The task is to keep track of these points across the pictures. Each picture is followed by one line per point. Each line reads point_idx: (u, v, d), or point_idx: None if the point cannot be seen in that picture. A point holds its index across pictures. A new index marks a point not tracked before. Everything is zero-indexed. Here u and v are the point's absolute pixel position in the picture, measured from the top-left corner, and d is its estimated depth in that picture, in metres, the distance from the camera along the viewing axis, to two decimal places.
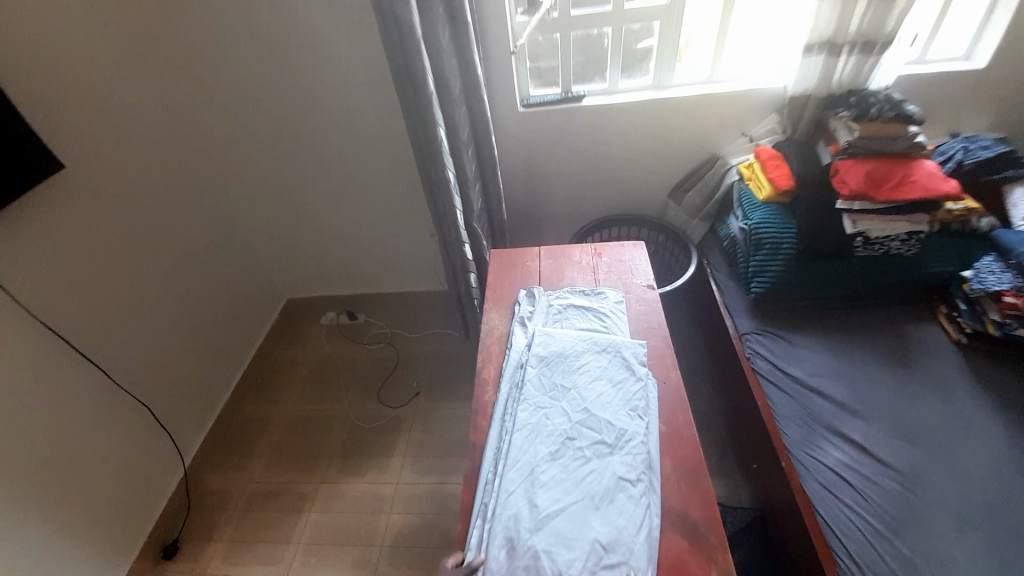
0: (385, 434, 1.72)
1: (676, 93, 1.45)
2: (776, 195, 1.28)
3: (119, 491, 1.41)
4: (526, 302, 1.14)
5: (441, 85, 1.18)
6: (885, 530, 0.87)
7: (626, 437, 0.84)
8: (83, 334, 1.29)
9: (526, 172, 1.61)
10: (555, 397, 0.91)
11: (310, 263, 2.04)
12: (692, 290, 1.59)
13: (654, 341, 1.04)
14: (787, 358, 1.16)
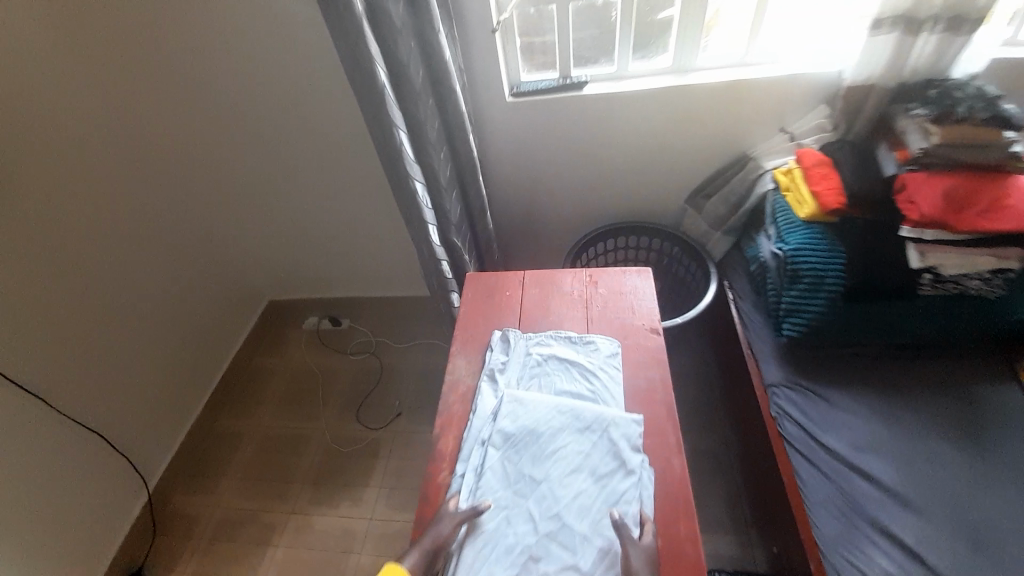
0: (363, 458, 1.58)
1: (699, 79, 1.19)
2: (821, 215, 1.02)
3: (73, 523, 1.31)
4: (499, 349, 0.94)
5: (400, 75, 0.96)
6: None
7: (603, 562, 0.66)
8: (16, 362, 1.16)
9: (519, 172, 1.38)
10: (519, 494, 0.74)
11: (288, 264, 1.87)
12: (709, 313, 1.36)
13: (655, 410, 0.83)
14: (824, 423, 0.94)
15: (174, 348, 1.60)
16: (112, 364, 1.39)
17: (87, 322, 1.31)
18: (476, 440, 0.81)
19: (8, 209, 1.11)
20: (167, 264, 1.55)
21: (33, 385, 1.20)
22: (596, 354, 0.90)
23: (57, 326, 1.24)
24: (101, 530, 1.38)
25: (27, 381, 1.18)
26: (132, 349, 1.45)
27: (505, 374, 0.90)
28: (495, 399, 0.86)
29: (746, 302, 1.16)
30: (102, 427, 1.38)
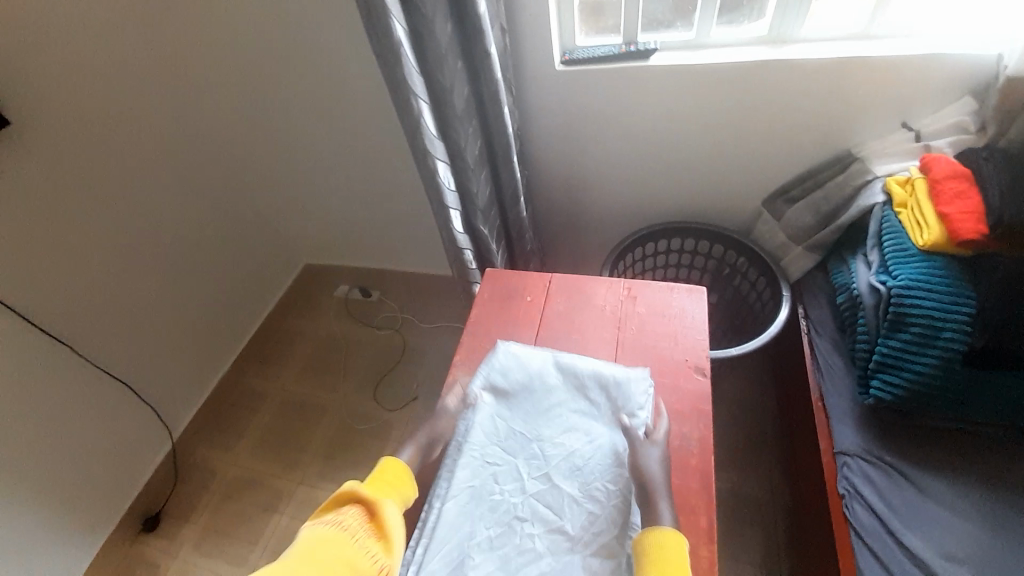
0: (374, 440, 1.53)
1: (802, 53, 0.94)
2: (949, 245, 0.78)
3: (96, 464, 1.36)
4: (506, 361, 0.80)
5: (424, 32, 0.81)
6: None
7: None
8: (43, 309, 1.17)
9: (564, 154, 1.20)
10: (492, 552, 0.61)
11: (322, 230, 1.82)
12: (774, 340, 1.14)
13: (686, 477, 0.67)
14: (909, 518, 0.72)
15: (204, 305, 1.60)
16: (141, 317, 1.41)
17: (116, 274, 1.32)
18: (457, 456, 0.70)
19: (37, 156, 1.10)
20: (200, 221, 1.53)
21: (59, 333, 1.21)
22: (622, 392, 0.73)
23: (85, 277, 1.24)
24: (123, 473, 1.43)
25: (55, 328, 1.20)
26: (161, 304, 1.46)
27: (509, 395, 0.76)
28: (490, 417, 0.73)
29: (823, 341, 0.94)
30: (129, 377, 1.41)
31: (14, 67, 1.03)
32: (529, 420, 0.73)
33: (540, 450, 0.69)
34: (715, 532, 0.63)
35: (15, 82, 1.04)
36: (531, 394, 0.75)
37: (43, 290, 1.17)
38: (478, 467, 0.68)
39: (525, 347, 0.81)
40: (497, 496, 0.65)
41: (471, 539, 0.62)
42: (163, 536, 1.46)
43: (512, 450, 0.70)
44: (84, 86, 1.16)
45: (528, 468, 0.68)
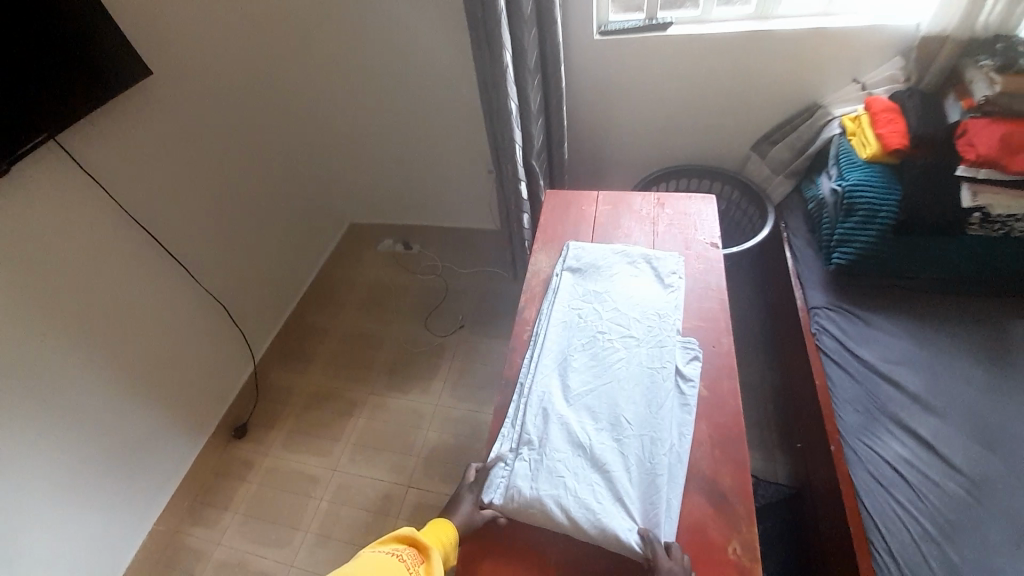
0: (430, 358, 1.81)
1: (781, 26, 1.27)
2: (883, 155, 1.12)
3: (201, 375, 1.61)
4: (573, 250, 1.10)
5: (513, 3, 1.11)
6: (936, 532, 0.81)
7: (652, 401, 0.83)
8: (165, 231, 1.43)
9: (594, 109, 1.51)
10: (585, 352, 0.92)
11: (371, 189, 2.08)
12: (762, 253, 1.47)
13: (710, 302, 0.98)
14: (861, 339, 1.05)
15: (274, 248, 1.86)
16: (231, 250, 1.67)
17: (212, 210, 1.58)
18: (552, 306, 1.00)
19: (162, 103, 1.36)
20: (272, 172, 1.79)
21: (176, 254, 1.47)
22: (662, 260, 1.03)
23: (192, 208, 1.50)
24: (218, 387, 1.67)
25: (172, 249, 1.46)
26: (245, 242, 1.72)
27: (578, 271, 1.05)
28: (568, 284, 1.03)
29: (799, 239, 1.27)
30: (224, 301, 1.66)
31: (150, 28, 1.29)
32: (597, 281, 1.03)
33: (609, 297, 0.99)
34: (728, 328, 0.94)
35: (152, 40, 1.30)
36: (595, 268, 1.05)
37: (165, 216, 1.42)
38: (568, 312, 0.99)
39: (589, 244, 1.11)
40: (582, 324, 0.96)
41: (571, 350, 0.92)
42: (252, 440, 1.70)
43: (589, 299, 1.00)
44: (194, 48, 1.42)
45: (601, 308, 0.98)
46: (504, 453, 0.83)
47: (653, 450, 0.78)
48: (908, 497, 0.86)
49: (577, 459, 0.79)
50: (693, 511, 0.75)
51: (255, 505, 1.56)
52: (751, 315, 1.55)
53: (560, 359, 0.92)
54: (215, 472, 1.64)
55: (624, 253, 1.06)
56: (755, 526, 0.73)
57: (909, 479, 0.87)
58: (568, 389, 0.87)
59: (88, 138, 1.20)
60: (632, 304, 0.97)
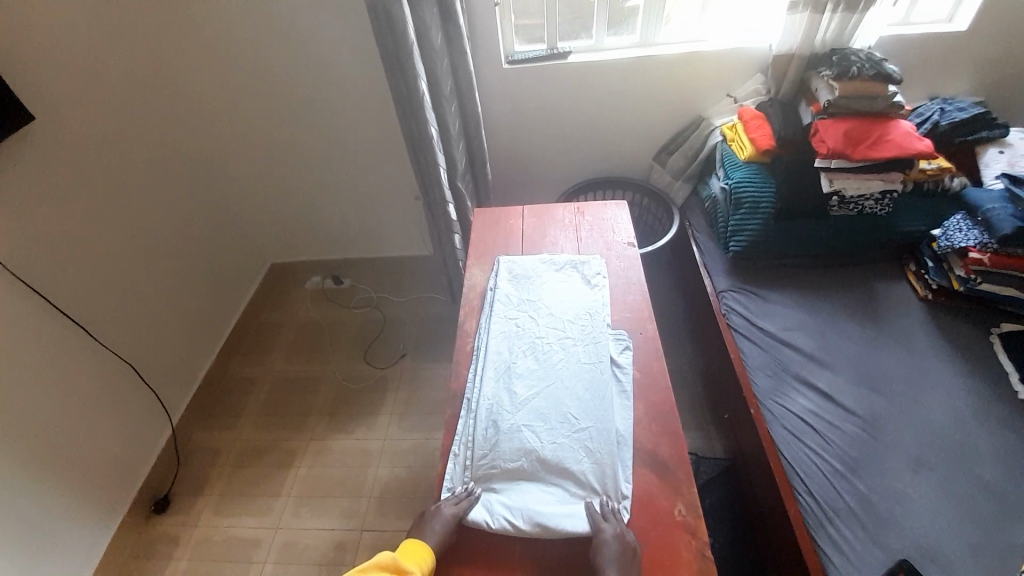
0: (374, 392, 1.76)
1: (662, 51, 1.44)
2: (757, 155, 1.30)
3: (112, 445, 1.43)
4: (503, 265, 1.13)
5: (421, 35, 1.17)
6: (844, 470, 0.94)
7: (595, 393, 0.87)
8: (57, 289, 1.28)
9: (510, 132, 1.61)
10: (527, 357, 0.94)
11: (292, 226, 2.01)
12: (674, 251, 1.62)
13: (633, 295, 1.07)
14: (762, 313, 1.19)
15: (189, 295, 1.73)
16: (138, 302, 1.53)
17: (116, 260, 1.45)
18: (489, 319, 1.03)
19: (50, 149, 1.25)
20: (180, 216, 1.69)
21: (70, 313, 1.32)
22: (588, 264, 1.11)
23: (89, 260, 1.37)
24: (132, 457, 1.50)
25: (69, 308, 1.31)
26: (153, 292, 1.59)
27: (510, 283, 1.08)
28: (501, 295, 1.06)
29: (702, 235, 1.42)
30: (134, 359, 1.51)
31: (27, 68, 1.19)
32: (530, 289, 1.07)
33: (542, 303, 1.03)
34: (651, 315, 1.03)
35: (32, 81, 1.20)
36: (527, 278, 1.09)
37: (57, 272, 1.28)
38: (506, 321, 1.01)
39: (518, 256, 1.15)
40: (521, 331, 0.98)
41: (511, 358, 0.94)
42: (179, 510, 1.53)
43: (524, 307, 1.03)
44: (83, 89, 1.32)
45: (538, 314, 1.01)
46: (458, 467, 0.84)
47: (601, 439, 0.82)
48: (819, 443, 0.98)
49: (532, 461, 0.80)
50: (640, 483, 0.80)
51: None
52: (673, 309, 1.69)
53: (503, 367, 0.93)
54: (135, 554, 1.45)
55: (551, 262, 1.12)
56: (694, 486, 0.80)
57: (817, 427, 1.00)
58: (513, 395, 0.88)
59: None
60: (565, 306, 1.02)
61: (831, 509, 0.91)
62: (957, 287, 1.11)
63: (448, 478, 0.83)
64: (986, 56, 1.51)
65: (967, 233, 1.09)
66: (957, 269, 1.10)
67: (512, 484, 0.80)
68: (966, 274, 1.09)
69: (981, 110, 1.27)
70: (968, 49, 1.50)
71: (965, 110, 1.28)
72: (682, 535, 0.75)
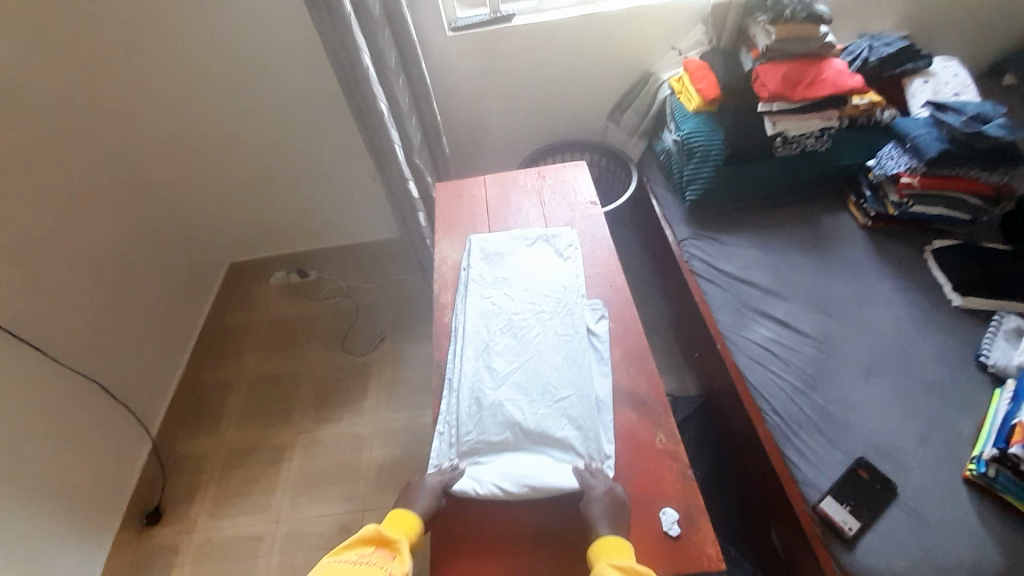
0: (356, 378, 1.76)
1: (605, 7, 1.45)
2: (704, 105, 1.35)
3: (92, 464, 1.39)
4: (473, 245, 1.12)
5: (360, 6, 1.13)
6: (804, 387, 1.03)
7: (573, 364, 0.89)
8: (9, 312, 1.20)
9: (462, 103, 1.59)
10: (505, 335, 0.95)
11: (247, 221, 1.93)
12: (635, 208, 1.67)
13: (601, 251, 1.11)
14: (721, 256, 1.26)
15: (149, 305, 1.66)
16: (97, 317, 1.46)
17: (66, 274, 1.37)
18: (464, 298, 1.03)
19: None
20: (129, 223, 1.60)
21: (27, 336, 1.24)
22: (559, 237, 1.10)
23: (39, 278, 1.29)
24: (114, 474, 1.46)
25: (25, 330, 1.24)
26: (112, 305, 1.51)
27: (482, 262, 1.08)
28: (473, 275, 1.05)
29: (660, 188, 1.48)
30: (101, 375, 1.45)
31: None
32: (503, 267, 1.06)
33: (516, 279, 1.04)
34: (619, 266, 1.08)
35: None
36: (499, 254, 1.09)
37: (8, 295, 1.21)
38: (481, 298, 1.01)
39: (489, 234, 1.14)
40: (497, 309, 0.99)
41: (489, 336, 0.95)
42: (173, 520, 1.51)
43: (499, 286, 1.03)
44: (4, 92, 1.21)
45: (512, 292, 1.01)
46: (445, 445, 0.86)
47: (582, 407, 0.85)
48: (780, 367, 1.07)
49: (517, 434, 0.83)
50: (624, 421, 0.86)
51: None
52: (639, 264, 1.75)
53: (482, 347, 0.94)
54: (133, 570, 1.43)
55: (523, 237, 1.11)
56: (672, 416, 0.86)
57: (777, 352, 1.08)
58: (494, 372, 0.90)
59: None
60: (538, 280, 1.03)
61: (796, 424, 1.00)
62: (892, 212, 1.21)
63: (435, 456, 0.85)
64: None
65: (898, 160, 1.18)
66: (892, 195, 1.20)
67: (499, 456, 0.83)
68: (899, 198, 1.18)
69: (906, 43, 1.35)
70: None
71: (890, 45, 1.35)
72: (666, 460, 0.82)
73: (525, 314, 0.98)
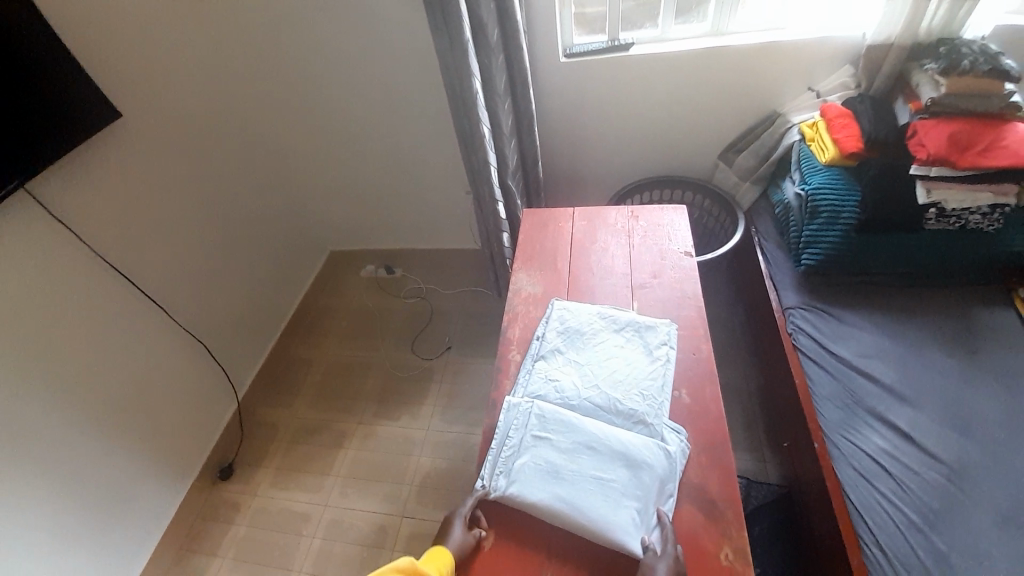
0: (418, 383, 1.81)
1: (735, 42, 1.33)
2: (841, 158, 1.17)
3: (184, 416, 1.57)
4: (557, 316, 1.03)
5: (477, 33, 1.15)
6: (922, 522, 0.84)
7: (627, 462, 0.79)
8: (140, 272, 1.40)
9: (564, 127, 1.56)
10: (557, 436, 0.83)
11: (349, 214, 2.09)
12: (736, 257, 1.53)
13: (688, 311, 1.01)
14: (834, 336, 1.09)
15: (254, 281, 1.85)
16: (209, 286, 1.65)
17: (191, 250, 1.57)
18: (533, 364, 0.95)
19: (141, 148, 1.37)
20: (249, 205, 1.79)
21: (151, 294, 1.44)
22: (653, 331, 0.96)
23: (168, 247, 1.48)
24: (201, 429, 1.64)
25: (151, 293, 1.44)
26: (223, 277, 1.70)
27: (559, 339, 0.98)
28: (549, 346, 0.97)
29: (770, 243, 1.32)
30: (205, 339, 1.64)
31: (114, 64, 1.28)
32: (581, 348, 0.96)
33: (590, 369, 0.93)
34: (707, 334, 0.96)
35: (117, 77, 1.29)
36: (581, 331, 0.98)
37: (142, 260, 1.41)
38: (555, 346, 0.97)
39: (574, 303, 1.05)
40: (562, 397, 0.89)
41: (541, 431, 0.84)
42: (240, 479, 1.66)
43: (568, 368, 0.94)
44: (162, 83, 1.41)
45: (581, 381, 0.91)
46: (514, 417, 0.87)
47: (626, 480, 0.77)
48: (892, 489, 0.89)
49: (575, 451, 0.81)
50: (684, 521, 0.75)
51: (245, 548, 1.51)
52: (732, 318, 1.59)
53: (529, 440, 0.83)
54: (202, 517, 1.59)
55: (610, 318, 1.00)
56: (745, 529, 0.73)
57: (889, 469, 0.91)
58: (530, 470, 0.80)
59: (54, 184, 1.18)
60: (614, 379, 0.90)
61: (900, 566, 0.82)
62: None
63: (519, 376, 0.95)
64: None
65: None
66: None
67: (565, 431, 0.83)
68: None
69: None
70: None
71: None
72: None
73: (586, 410, 0.87)
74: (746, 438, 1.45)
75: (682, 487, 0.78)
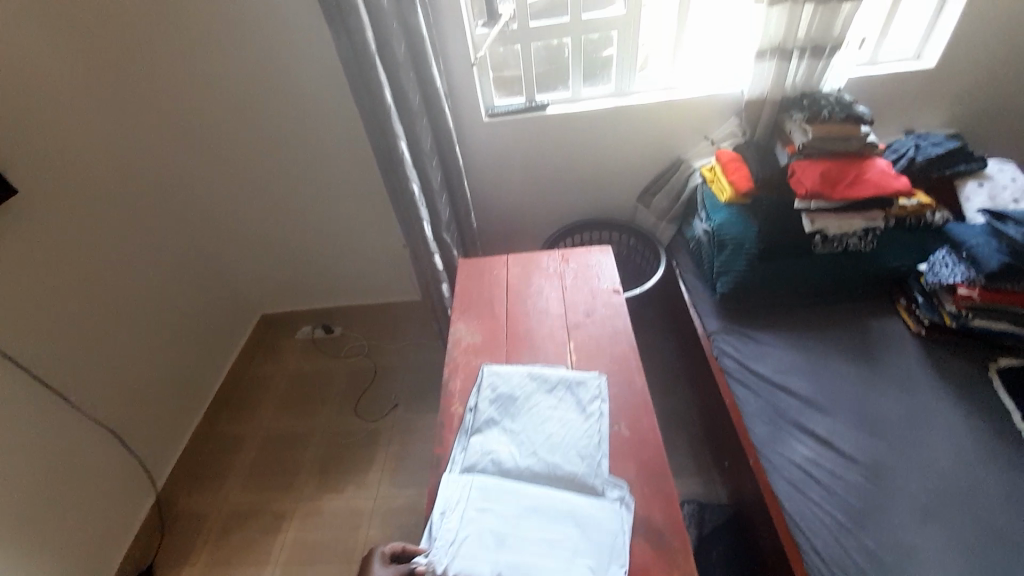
0: (364, 448, 1.72)
1: (637, 100, 1.48)
2: (737, 196, 1.32)
3: (93, 518, 1.38)
4: (487, 383, 1.00)
5: (401, 99, 1.22)
6: (851, 524, 0.90)
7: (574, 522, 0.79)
8: (41, 359, 1.26)
9: (493, 180, 1.63)
10: (501, 514, 0.80)
11: (281, 276, 2.02)
12: (663, 290, 1.63)
13: (620, 345, 1.06)
14: (754, 357, 1.17)
15: (178, 355, 1.71)
16: (125, 365, 1.51)
17: (103, 328, 1.43)
18: (469, 435, 0.93)
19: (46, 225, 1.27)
20: (169, 275, 1.69)
21: (53, 382, 1.29)
22: (583, 386, 0.97)
23: (75, 329, 1.35)
24: (114, 531, 1.44)
25: (53, 381, 1.29)
26: (141, 355, 1.57)
27: (491, 408, 0.96)
28: (483, 416, 0.95)
29: (689, 277, 1.42)
30: (119, 426, 1.48)
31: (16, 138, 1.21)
32: (515, 414, 0.94)
33: (525, 435, 0.91)
34: (639, 366, 1.01)
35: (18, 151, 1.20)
36: (513, 397, 0.97)
37: (44, 346, 1.27)
38: (489, 419, 0.94)
39: (505, 367, 1.03)
40: (501, 470, 0.87)
41: (483, 510, 0.81)
42: None
43: (504, 438, 0.91)
44: (72, 156, 1.34)
45: (518, 450, 0.89)
46: (453, 497, 0.83)
47: (575, 545, 0.76)
48: (822, 495, 0.95)
49: (520, 525, 0.79)
50: (637, 554, 0.76)
51: None
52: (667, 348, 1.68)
53: (471, 522, 0.80)
54: None
55: (541, 378, 1.00)
56: (691, 555, 0.76)
57: (816, 476, 0.97)
58: (476, 555, 0.76)
59: None
60: (551, 441, 0.89)
61: (838, 568, 0.87)
62: (950, 323, 1.11)
63: (456, 451, 0.91)
64: (953, 94, 1.55)
65: (953, 268, 1.10)
66: (948, 304, 1.11)
67: (507, 507, 0.81)
68: (957, 309, 1.09)
69: (955, 144, 1.32)
70: (938, 85, 1.53)
71: (939, 145, 1.33)
72: None
73: (527, 479, 0.85)
74: (693, 464, 1.49)
75: (632, 520, 0.80)
